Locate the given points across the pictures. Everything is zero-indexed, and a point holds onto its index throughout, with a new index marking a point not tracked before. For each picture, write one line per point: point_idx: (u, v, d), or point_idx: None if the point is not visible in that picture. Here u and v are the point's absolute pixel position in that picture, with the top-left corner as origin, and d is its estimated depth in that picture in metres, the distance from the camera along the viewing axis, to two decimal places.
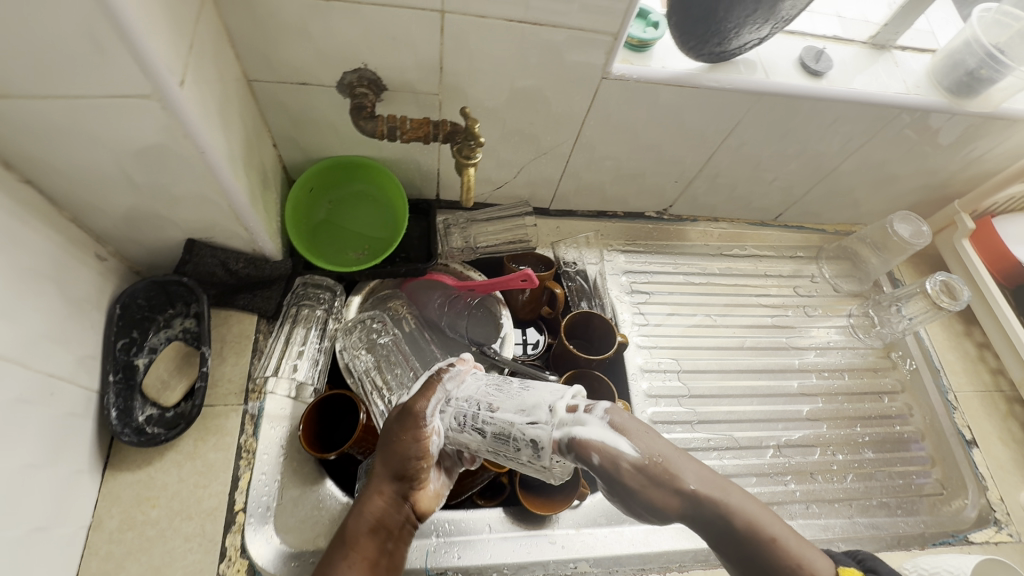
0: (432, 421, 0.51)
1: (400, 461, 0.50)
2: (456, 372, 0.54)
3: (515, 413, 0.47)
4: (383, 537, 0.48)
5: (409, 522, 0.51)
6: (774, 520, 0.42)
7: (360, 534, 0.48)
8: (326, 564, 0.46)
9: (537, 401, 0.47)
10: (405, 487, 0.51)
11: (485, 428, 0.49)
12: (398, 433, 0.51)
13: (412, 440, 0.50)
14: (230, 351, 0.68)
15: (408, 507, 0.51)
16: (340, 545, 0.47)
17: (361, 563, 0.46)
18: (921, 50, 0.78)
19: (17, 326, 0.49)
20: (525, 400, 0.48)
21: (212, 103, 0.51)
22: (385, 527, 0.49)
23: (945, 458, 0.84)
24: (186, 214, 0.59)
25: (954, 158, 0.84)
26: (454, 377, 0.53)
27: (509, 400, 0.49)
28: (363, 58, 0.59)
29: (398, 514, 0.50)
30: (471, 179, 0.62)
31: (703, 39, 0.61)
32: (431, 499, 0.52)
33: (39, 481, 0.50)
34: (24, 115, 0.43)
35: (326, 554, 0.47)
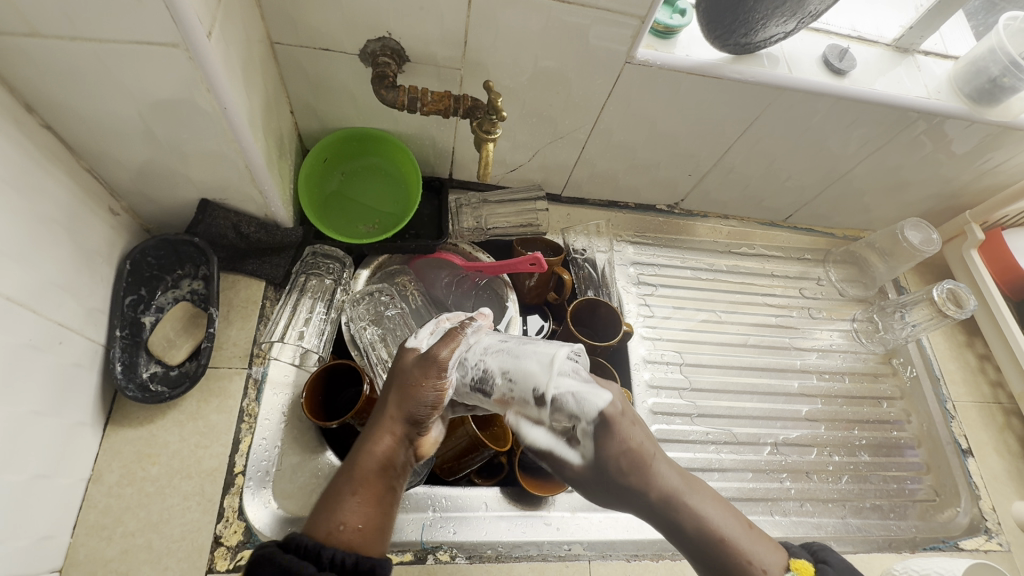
0: (451, 376, 0.51)
1: (416, 404, 0.49)
2: (476, 327, 0.54)
3: (512, 378, 0.49)
4: (391, 474, 0.47)
5: (411, 463, 0.50)
6: (733, 521, 0.45)
7: (369, 469, 0.46)
8: (335, 498, 0.44)
9: (529, 367, 0.49)
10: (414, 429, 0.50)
11: (496, 388, 0.50)
12: (416, 377, 0.50)
13: (430, 387, 0.49)
14: (237, 315, 0.68)
15: (412, 449, 0.50)
16: (347, 479, 0.45)
17: (371, 498, 0.45)
18: (943, 56, 0.78)
19: (28, 272, 0.49)
20: (518, 366, 0.49)
21: (236, 60, 0.51)
22: (393, 466, 0.48)
23: (939, 465, 0.85)
24: (202, 172, 0.59)
25: (968, 168, 0.84)
26: (473, 330, 0.53)
27: (517, 362, 0.50)
28: (388, 27, 0.59)
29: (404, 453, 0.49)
30: (489, 154, 0.64)
31: (729, 29, 0.61)
32: (432, 443, 0.52)
33: (42, 429, 0.50)
34: (52, 56, 0.43)
35: (331, 488, 0.45)
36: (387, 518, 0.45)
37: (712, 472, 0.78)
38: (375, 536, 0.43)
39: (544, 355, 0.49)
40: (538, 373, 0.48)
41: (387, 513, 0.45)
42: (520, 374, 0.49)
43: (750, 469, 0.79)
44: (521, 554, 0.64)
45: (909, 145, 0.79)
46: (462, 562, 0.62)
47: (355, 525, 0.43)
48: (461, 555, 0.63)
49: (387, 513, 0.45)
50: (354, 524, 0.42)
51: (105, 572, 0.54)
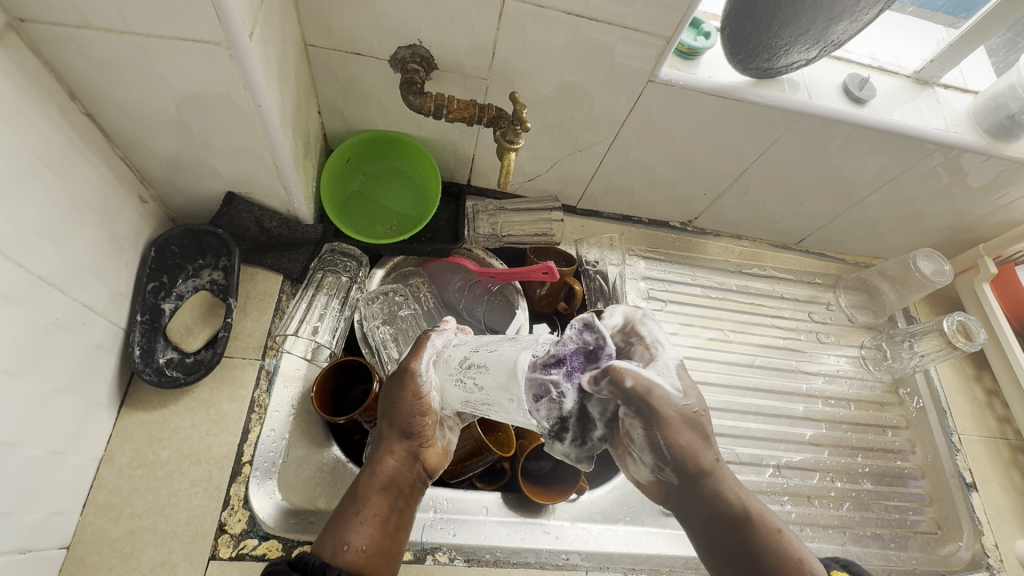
0: (429, 378, 0.53)
1: (405, 419, 0.52)
2: (443, 330, 0.57)
3: (490, 368, 0.46)
4: (394, 493, 0.50)
5: (420, 479, 0.53)
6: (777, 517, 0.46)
7: (371, 491, 0.49)
8: (341, 520, 0.48)
9: (503, 355, 0.46)
10: (414, 445, 0.53)
11: (464, 391, 0.50)
12: (398, 394, 0.52)
13: (413, 399, 0.52)
14: (253, 307, 0.69)
15: (419, 465, 0.53)
16: (352, 502, 0.49)
17: (373, 519, 0.48)
18: (962, 90, 0.79)
19: (60, 253, 0.50)
20: (495, 357, 0.47)
21: (273, 61, 0.52)
22: (396, 484, 0.51)
23: (942, 498, 0.84)
24: (230, 166, 0.60)
25: (984, 202, 0.85)
26: (440, 334, 0.56)
27: (493, 352, 0.48)
28: (419, 35, 0.61)
29: (406, 470, 0.52)
30: (511, 163, 0.65)
31: (753, 53, 0.62)
32: (439, 455, 0.55)
33: (62, 406, 0.52)
34: (101, 48, 0.45)
35: (339, 511, 0.49)
36: (392, 536, 0.48)
37: None
38: (379, 556, 0.46)
39: (505, 356, 0.46)
40: (498, 376, 0.45)
41: (391, 531, 0.48)
42: (484, 376, 0.47)
43: (751, 490, 0.79)
44: (519, 560, 0.64)
45: (925, 177, 0.79)
46: (461, 564, 0.62)
47: (359, 547, 0.46)
48: (460, 557, 0.63)
49: (390, 531, 0.48)
50: (357, 546, 0.46)
51: (110, 551, 0.54)
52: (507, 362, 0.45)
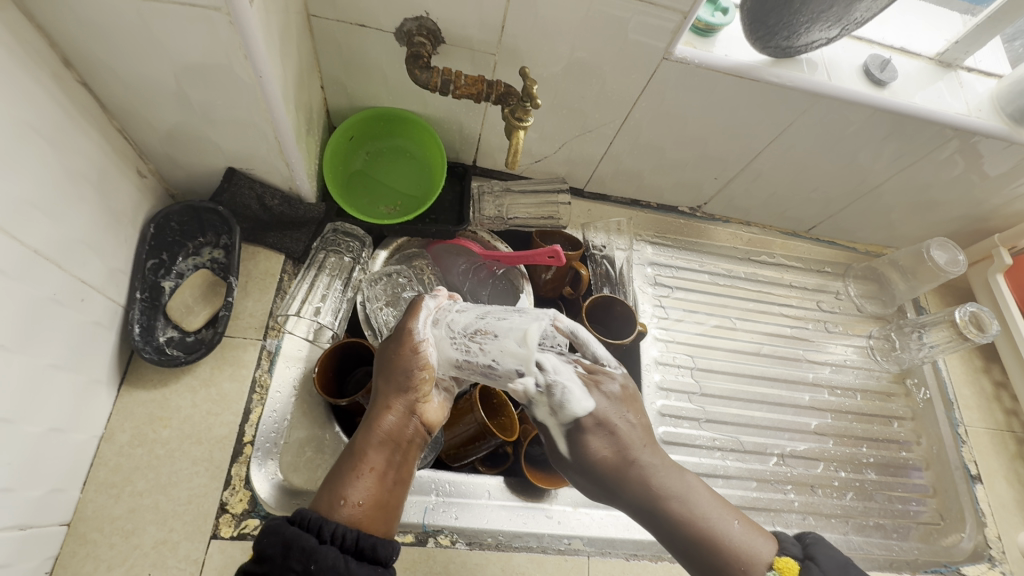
0: (427, 335, 0.51)
1: (402, 373, 0.50)
2: (437, 295, 0.55)
3: (503, 333, 0.49)
4: (392, 449, 0.48)
5: (419, 436, 0.51)
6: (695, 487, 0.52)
7: (368, 447, 0.47)
8: (338, 476, 0.46)
9: (517, 326, 0.49)
10: (412, 399, 0.50)
11: (466, 353, 0.50)
12: (395, 350, 0.51)
13: (410, 354, 0.50)
14: (254, 286, 0.68)
15: (417, 420, 0.50)
16: (349, 458, 0.47)
17: (370, 474, 0.46)
18: (986, 73, 0.76)
19: (58, 227, 0.49)
20: (508, 324, 0.50)
21: (275, 31, 0.50)
22: (393, 440, 0.48)
23: (945, 489, 0.84)
24: (230, 141, 0.59)
25: (1000, 191, 0.83)
26: (434, 297, 0.54)
27: (505, 322, 0.50)
28: (426, 7, 0.59)
29: (404, 426, 0.50)
30: (520, 142, 0.63)
31: (772, 30, 0.60)
32: (436, 412, 0.53)
33: (60, 383, 0.51)
34: (94, 12, 0.43)
35: (337, 466, 0.47)
36: (389, 491, 0.47)
37: (716, 478, 0.77)
38: (376, 511, 0.45)
39: (515, 326, 0.49)
40: (513, 345, 0.48)
41: (389, 486, 0.47)
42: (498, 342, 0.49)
43: (754, 478, 0.78)
44: (521, 544, 0.64)
45: (942, 164, 0.77)
46: (463, 548, 0.62)
47: (356, 502, 0.45)
48: (462, 540, 0.63)
49: (388, 486, 0.47)
50: (354, 501, 0.44)
51: (111, 529, 0.54)
52: (518, 333, 0.49)
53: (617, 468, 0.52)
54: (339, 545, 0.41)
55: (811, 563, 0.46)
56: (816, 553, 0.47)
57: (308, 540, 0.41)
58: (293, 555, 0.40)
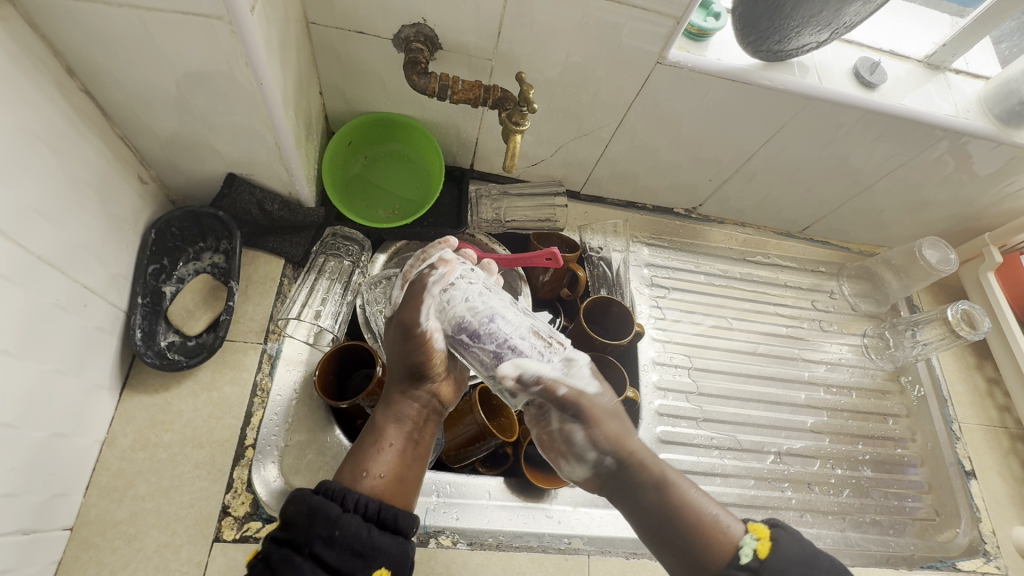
0: (432, 324, 0.50)
1: (410, 358, 0.51)
2: (443, 275, 0.52)
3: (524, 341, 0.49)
4: (411, 425, 0.50)
5: (435, 413, 0.53)
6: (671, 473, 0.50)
7: (388, 422, 0.49)
8: (360, 450, 0.47)
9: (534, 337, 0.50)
10: (426, 378, 0.52)
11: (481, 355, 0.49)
12: (402, 336, 0.51)
13: (417, 342, 0.50)
14: (255, 290, 0.68)
15: (435, 396, 0.53)
16: (369, 433, 0.48)
17: (391, 447, 0.47)
18: (974, 75, 0.77)
19: (60, 233, 0.49)
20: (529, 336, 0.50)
21: (275, 39, 0.51)
22: (411, 416, 0.50)
23: (940, 485, 0.85)
24: (231, 146, 0.59)
25: (989, 190, 0.84)
26: (440, 273, 0.52)
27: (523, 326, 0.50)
28: (424, 14, 0.59)
29: (421, 402, 0.51)
30: (516, 146, 0.63)
31: (763, 35, 0.61)
32: (451, 390, 0.55)
33: (63, 388, 0.51)
34: (97, 22, 0.44)
35: (358, 442, 0.48)
36: (411, 465, 0.48)
37: (714, 476, 0.78)
38: (398, 483, 0.46)
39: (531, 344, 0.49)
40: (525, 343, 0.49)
41: (410, 460, 0.48)
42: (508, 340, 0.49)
43: (751, 477, 0.79)
44: (521, 544, 0.64)
45: (933, 164, 0.78)
46: (464, 548, 0.62)
47: (378, 474, 0.45)
48: (463, 541, 0.63)
49: (408, 459, 0.48)
50: (376, 473, 0.45)
51: (114, 533, 0.54)
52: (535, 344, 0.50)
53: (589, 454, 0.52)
54: (362, 514, 0.42)
55: (780, 529, 0.47)
56: (783, 521, 0.48)
57: (333, 509, 0.41)
58: (318, 523, 0.40)
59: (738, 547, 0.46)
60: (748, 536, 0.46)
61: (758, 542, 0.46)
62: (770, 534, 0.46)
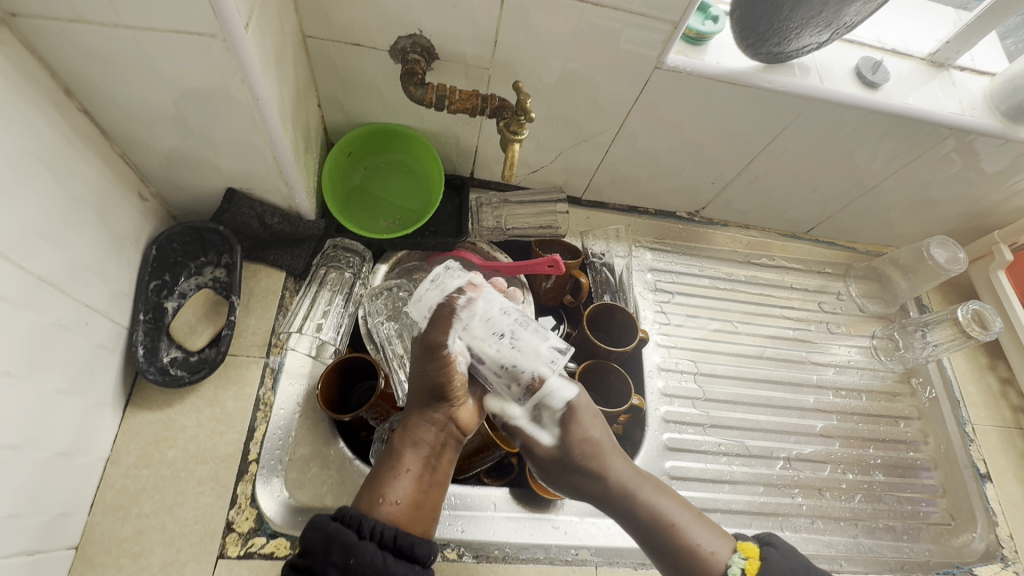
0: (455, 348, 0.49)
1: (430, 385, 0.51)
2: (471, 300, 0.49)
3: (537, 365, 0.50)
4: (428, 451, 0.50)
5: (453, 437, 0.52)
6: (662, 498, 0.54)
7: (405, 449, 0.49)
8: (378, 477, 0.48)
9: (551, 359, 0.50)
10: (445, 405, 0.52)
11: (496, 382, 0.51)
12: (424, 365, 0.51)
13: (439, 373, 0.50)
14: (256, 304, 0.68)
15: (452, 424, 0.52)
16: (387, 459, 0.49)
17: (407, 475, 0.48)
18: (979, 71, 0.76)
19: (61, 253, 0.50)
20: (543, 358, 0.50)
21: (271, 54, 0.51)
22: (428, 443, 0.50)
23: (955, 489, 0.83)
24: (230, 162, 0.59)
25: (998, 188, 0.83)
26: (466, 306, 0.49)
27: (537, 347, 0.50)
28: (419, 25, 0.59)
29: (438, 428, 0.51)
30: (516, 155, 0.63)
31: (762, 37, 0.60)
32: (470, 414, 0.54)
33: (66, 407, 0.51)
34: (94, 43, 0.44)
35: (376, 468, 0.49)
36: (426, 493, 0.48)
37: (722, 484, 0.77)
38: (414, 510, 0.46)
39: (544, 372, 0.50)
40: (536, 345, 0.48)
41: (426, 487, 0.48)
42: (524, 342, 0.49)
43: (761, 483, 0.78)
44: (528, 556, 0.63)
45: (940, 162, 0.77)
46: (470, 561, 0.61)
47: (396, 501, 0.46)
48: (469, 553, 0.62)
49: (424, 487, 0.48)
50: (392, 500, 0.46)
51: (119, 551, 0.54)
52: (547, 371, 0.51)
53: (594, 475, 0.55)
54: (378, 541, 0.42)
55: (769, 548, 0.49)
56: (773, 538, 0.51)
57: (348, 535, 0.42)
58: (335, 549, 0.41)
59: (727, 567, 0.49)
60: (736, 555, 0.50)
61: (746, 562, 0.49)
62: (759, 554, 0.49)
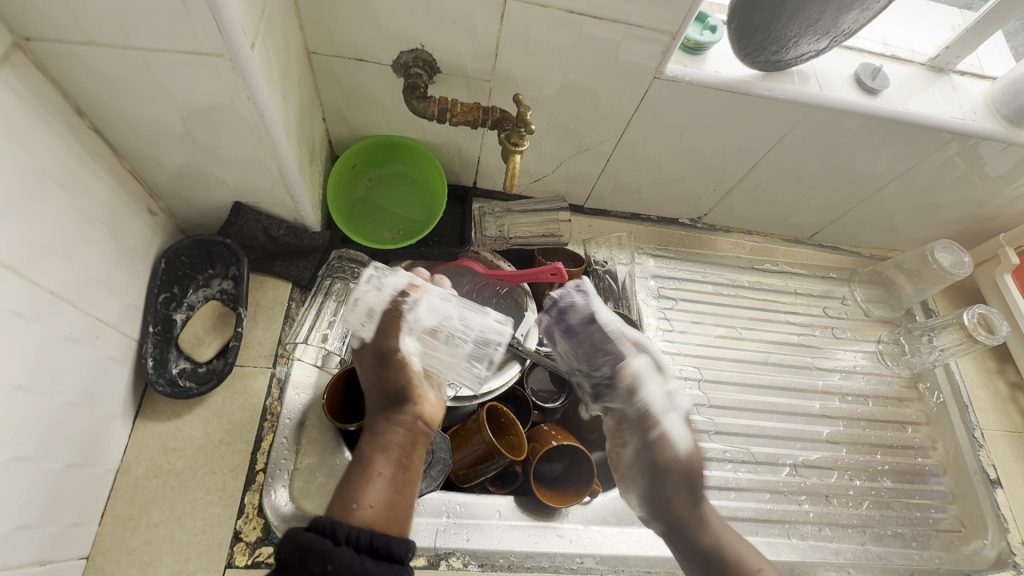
0: (409, 348, 0.57)
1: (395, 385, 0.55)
2: (416, 301, 0.59)
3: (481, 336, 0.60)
4: (397, 452, 0.51)
5: (420, 437, 0.54)
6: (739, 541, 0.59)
7: (374, 454, 0.50)
8: (348, 485, 0.48)
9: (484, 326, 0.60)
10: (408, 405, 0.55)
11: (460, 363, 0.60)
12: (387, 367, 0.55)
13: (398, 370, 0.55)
14: (263, 315, 0.69)
15: (417, 424, 0.55)
16: (357, 467, 0.49)
17: (380, 478, 0.48)
18: (979, 76, 0.76)
19: (72, 268, 0.51)
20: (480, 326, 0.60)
21: (276, 71, 0.52)
22: (397, 445, 0.52)
23: (965, 495, 0.82)
24: (236, 176, 0.61)
25: (1002, 191, 0.82)
26: (411, 305, 0.58)
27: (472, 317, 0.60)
28: (421, 40, 0.60)
29: (404, 429, 0.53)
30: (517, 166, 0.64)
31: (760, 46, 0.61)
32: (434, 409, 0.57)
33: (77, 419, 0.52)
34: (104, 64, 0.46)
35: (345, 477, 0.49)
36: (400, 494, 0.49)
37: (728, 491, 0.77)
38: (389, 511, 0.47)
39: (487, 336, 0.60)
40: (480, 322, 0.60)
41: (398, 488, 0.49)
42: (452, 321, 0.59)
43: (767, 490, 0.78)
44: (533, 565, 0.63)
45: (943, 166, 0.77)
46: (475, 570, 0.62)
47: (369, 504, 0.46)
48: (474, 562, 0.63)
49: (396, 488, 0.49)
50: (366, 503, 0.46)
51: (129, 561, 0.55)
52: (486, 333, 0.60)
53: (678, 497, 0.62)
54: (354, 545, 0.41)
55: None
56: None
57: (324, 544, 0.40)
58: (313, 559, 0.39)
59: None
60: None
61: None
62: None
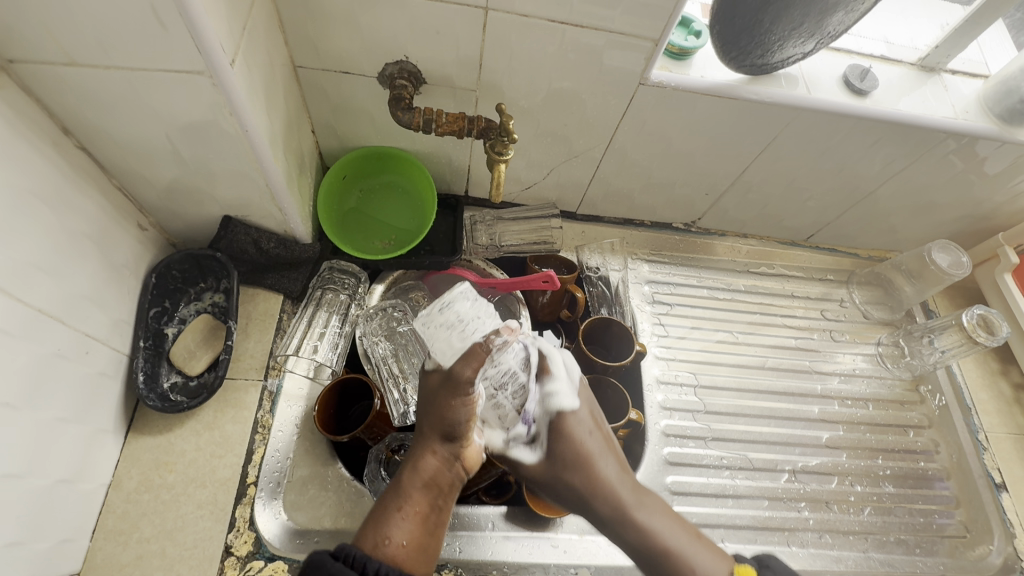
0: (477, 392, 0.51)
1: (450, 424, 0.50)
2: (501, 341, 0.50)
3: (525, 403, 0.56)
4: (435, 490, 0.49)
5: (458, 477, 0.51)
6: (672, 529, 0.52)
7: (413, 486, 0.48)
8: (382, 513, 0.46)
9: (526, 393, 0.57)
10: (455, 445, 0.51)
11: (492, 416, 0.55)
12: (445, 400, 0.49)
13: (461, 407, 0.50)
14: (255, 327, 0.70)
15: (458, 465, 0.51)
16: (393, 496, 0.47)
17: (415, 515, 0.47)
18: (971, 75, 0.75)
19: (59, 285, 0.51)
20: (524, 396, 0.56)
21: (259, 86, 0.53)
22: (437, 483, 0.49)
23: (970, 499, 0.81)
24: (225, 191, 0.61)
25: (999, 190, 0.81)
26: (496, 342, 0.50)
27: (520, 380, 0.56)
28: (405, 51, 0.61)
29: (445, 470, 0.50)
30: (502, 174, 0.65)
31: (745, 50, 0.61)
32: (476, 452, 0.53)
33: (66, 434, 0.53)
34: (87, 83, 0.46)
35: (380, 503, 0.47)
36: (431, 534, 0.47)
37: (726, 498, 0.76)
38: (419, 553, 0.45)
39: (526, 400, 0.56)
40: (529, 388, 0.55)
41: (431, 529, 0.47)
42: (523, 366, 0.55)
43: (766, 497, 0.77)
44: None
45: (939, 165, 0.76)
46: None
47: (401, 542, 0.44)
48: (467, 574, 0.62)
49: (430, 528, 0.47)
50: (398, 541, 0.44)
51: None
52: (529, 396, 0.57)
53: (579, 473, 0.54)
54: None
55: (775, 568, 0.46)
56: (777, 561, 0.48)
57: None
58: None
59: None
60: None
61: None
62: None
